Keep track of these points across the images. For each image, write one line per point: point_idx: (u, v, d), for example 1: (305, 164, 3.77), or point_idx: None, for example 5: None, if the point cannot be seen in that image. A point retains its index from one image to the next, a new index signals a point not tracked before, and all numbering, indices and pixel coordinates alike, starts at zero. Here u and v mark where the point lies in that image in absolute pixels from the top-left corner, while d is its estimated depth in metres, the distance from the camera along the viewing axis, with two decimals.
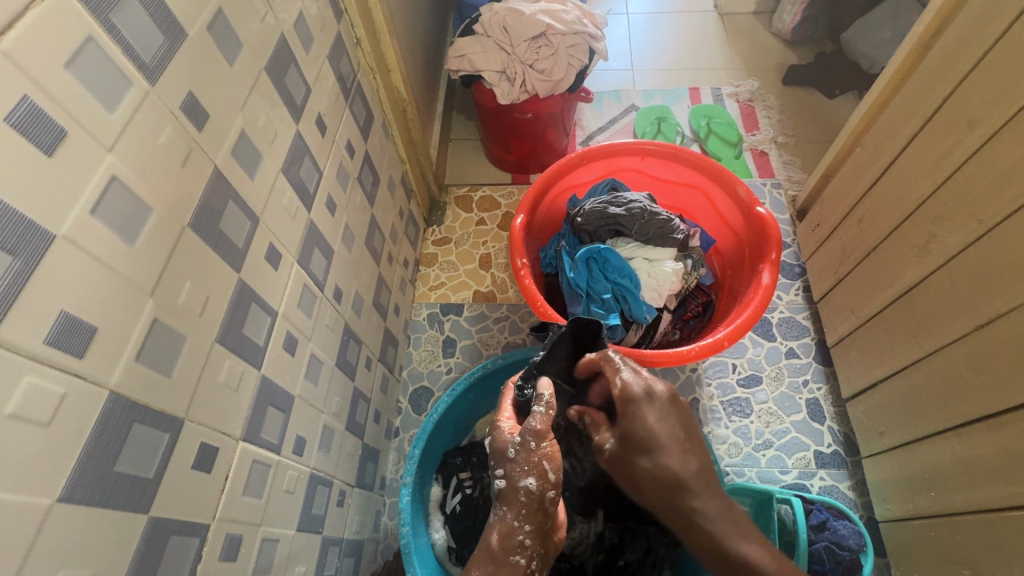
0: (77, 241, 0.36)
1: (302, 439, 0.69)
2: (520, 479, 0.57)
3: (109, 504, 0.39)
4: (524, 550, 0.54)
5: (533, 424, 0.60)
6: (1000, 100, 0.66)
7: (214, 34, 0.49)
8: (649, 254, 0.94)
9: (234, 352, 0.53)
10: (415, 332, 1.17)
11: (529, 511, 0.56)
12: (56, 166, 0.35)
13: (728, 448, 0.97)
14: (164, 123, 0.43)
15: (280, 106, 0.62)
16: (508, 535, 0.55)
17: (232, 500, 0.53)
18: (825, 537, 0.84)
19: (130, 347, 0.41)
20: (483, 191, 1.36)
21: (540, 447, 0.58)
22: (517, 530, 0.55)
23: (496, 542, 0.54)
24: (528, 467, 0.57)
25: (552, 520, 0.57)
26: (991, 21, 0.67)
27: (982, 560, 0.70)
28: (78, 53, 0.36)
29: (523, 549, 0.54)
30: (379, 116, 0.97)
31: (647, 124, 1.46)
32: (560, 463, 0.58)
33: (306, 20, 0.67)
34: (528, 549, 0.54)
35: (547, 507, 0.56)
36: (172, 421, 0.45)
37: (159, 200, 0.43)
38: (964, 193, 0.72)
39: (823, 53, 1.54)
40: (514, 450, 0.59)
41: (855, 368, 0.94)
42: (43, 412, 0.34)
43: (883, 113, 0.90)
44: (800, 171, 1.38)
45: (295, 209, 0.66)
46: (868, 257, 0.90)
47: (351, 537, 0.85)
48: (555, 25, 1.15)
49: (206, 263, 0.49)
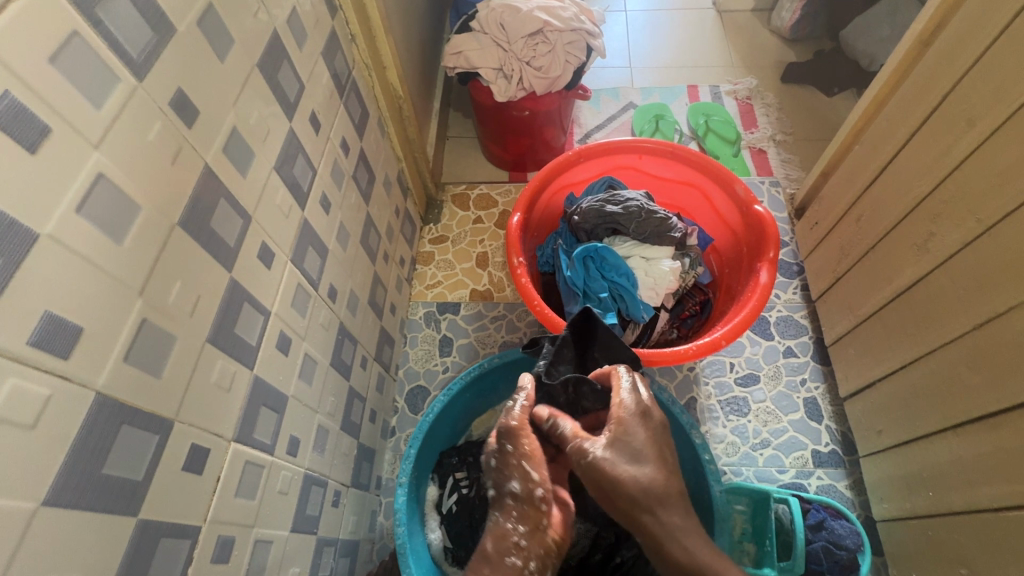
0: (62, 239, 0.36)
1: (296, 440, 0.68)
2: (507, 482, 0.58)
3: (97, 507, 0.38)
4: (522, 551, 0.53)
5: (507, 423, 0.62)
6: (999, 97, 0.66)
7: (204, 29, 0.48)
8: (646, 253, 0.93)
9: (226, 351, 0.53)
10: (412, 330, 1.17)
11: (520, 511, 0.56)
12: (40, 163, 0.34)
13: (726, 447, 0.97)
14: (152, 119, 0.43)
15: (272, 103, 0.61)
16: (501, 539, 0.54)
17: (224, 501, 0.52)
18: (822, 536, 0.84)
19: (118, 348, 0.40)
20: (480, 189, 1.36)
21: (517, 448, 0.59)
22: (511, 532, 0.54)
23: (490, 548, 0.54)
24: (510, 470, 0.58)
25: (550, 520, 0.56)
26: (991, 18, 0.67)
27: (980, 560, 0.69)
28: (63, 47, 0.35)
29: (519, 551, 0.53)
30: (374, 113, 0.96)
31: (645, 122, 1.45)
32: (541, 461, 0.59)
33: (299, 16, 0.66)
34: (527, 552, 0.53)
35: (539, 505, 0.56)
36: (162, 423, 0.44)
37: (148, 198, 0.43)
38: (963, 191, 0.71)
39: (822, 50, 1.54)
40: (495, 458, 0.61)
41: (853, 367, 0.94)
42: (28, 414, 0.34)
43: (881, 110, 0.90)
44: (799, 169, 1.38)
45: (289, 207, 0.66)
46: (867, 256, 0.90)
47: (347, 537, 0.84)
48: (552, 22, 1.14)
49: (197, 262, 0.48)
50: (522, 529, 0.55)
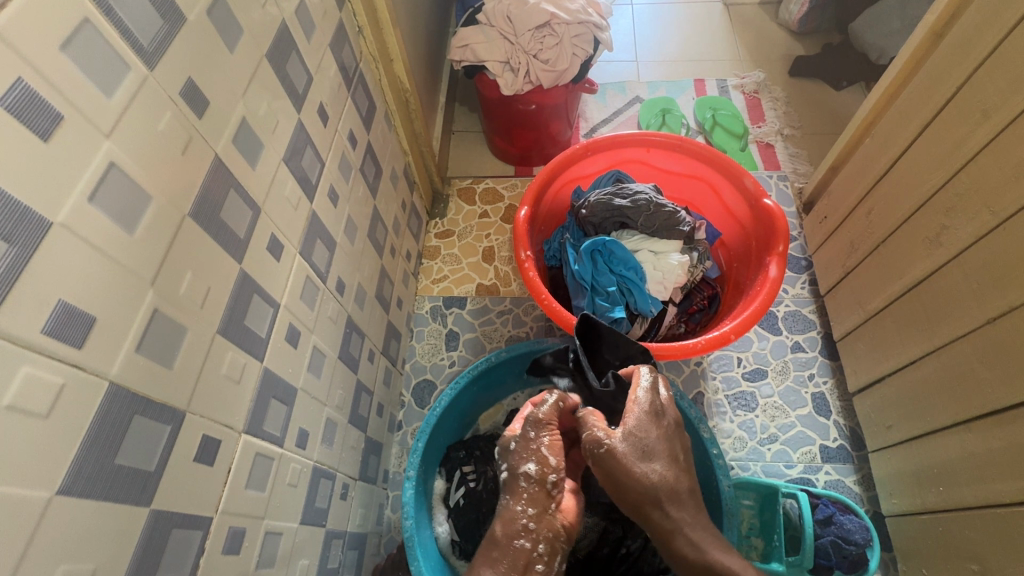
0: (74, 227, 0.35)
1: (305, 432, 0.68)
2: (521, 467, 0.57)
3: (110, 497, 0.38)
4: (532, 535, 0.53)
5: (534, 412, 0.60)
6: (1016, 88, 0.65)
7: (214, 20, 0.48)
8: (654, 247, 0.93)
9: (236, 343, 0.53)
10: (418, 324, 1.17)
11: (531, 496, 0.55)
12: (53, 151, 0.34)
13: (733, 442, 0.97)
14: (163, 109, 0.42)
15: (281, 94, 0.61)
16: (510, 522, 0.54)
17: (235, 493, 0.52)
18: (831, 531, 0.83)
19: (130, 338, 0.40)
20: (486, 183, 1.35)
21: (538, 437, 0.58)
22: (519, 516, 0.54)
23: (500, 531, 0.54)
24: (527, 453, 0.57)
25: (558, 506, 0.56)
26: (1007, 7, 0.66)
27: (991, 556, 0.69)
28: (75, 35, 0.35)
29: (529, 534, 0.53)
30: (381, 107, 0.96)
31: (651, 116, 1.44)
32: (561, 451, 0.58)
33: (307, 7, 0.65)
34: (536, 536, 0.53)
35: (550, 491, 0.56)
36: (174, 414, 0.44)
37: (159, 188, 0.42)
38: (977, 184, 0.70)
39: (830, 44, 1.52)
40: (515, 443, 0.59)
41: (862, 362, 0.93)
42: (42, 403, 0.33)
43: (893, 103, 0.89)
44: (807, 164, 1.37)
45: (297, 199, 0.66)
46: (878, 250, 0.89)
47: (355, 530, 0.85)
48: (559, 14, 1.13)
49: (207, 253, 0.48)
50: (532, 515, 0.54)
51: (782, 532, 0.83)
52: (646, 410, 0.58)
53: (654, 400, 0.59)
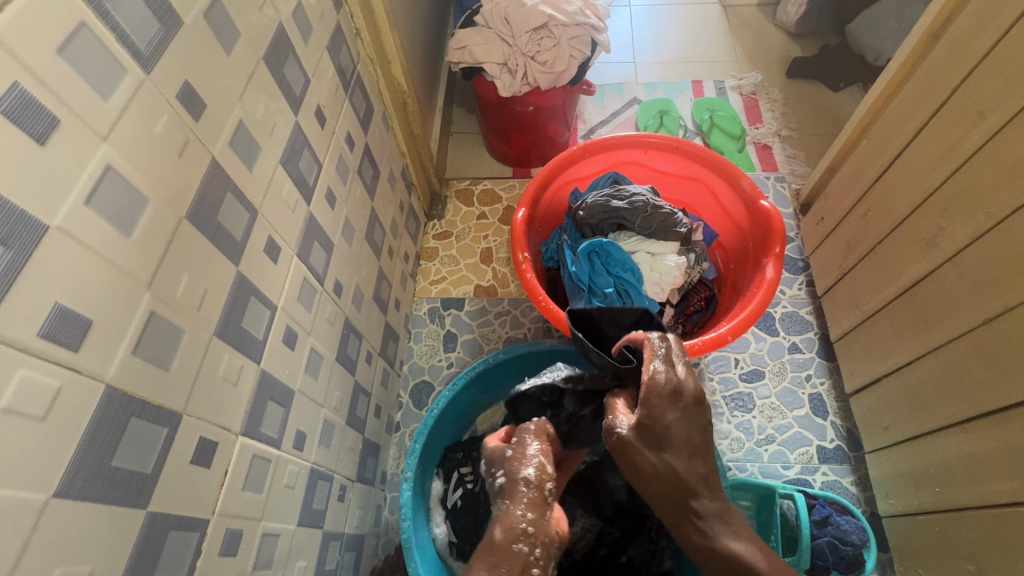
0: (71, 230, 0.36)
1: (303, 434, 0.68)
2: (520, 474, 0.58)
3: (107, 499, 0.38)
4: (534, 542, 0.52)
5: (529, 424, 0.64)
6: (1011, 90, 0.65)
7: (211, 23, 0.48)
8: (651, 248, 0.93)
9: (233, 345, 0.53)
10: (416, 326, 1.17)
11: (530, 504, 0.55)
12: (51, 155, 0.34)
13: (731, 443, 0.97)
14: (160, 112, 0.43)
15: (278, 97, 0.61)
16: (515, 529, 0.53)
17: (232, 495, 0.53)
18: (827, 532, 0.83)
19: (127, 340, 0.40)
20: (484, 184, 1.35)
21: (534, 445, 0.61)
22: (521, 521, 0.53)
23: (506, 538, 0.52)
24: (526, 459, 0.59)
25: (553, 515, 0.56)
26: (1001, 10, 0.66)
27: (987, 556, 0.69)
28: (71, 39, 0.35)
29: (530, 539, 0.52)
30: (379, 108, 0.96)
31: (649, 118, 1.45)
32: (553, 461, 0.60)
33: (304, 10, 0.66)
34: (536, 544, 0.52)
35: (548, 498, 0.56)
36: (170, 416, 0.44)
37: (156, 190, 0.43)
38: (972, 186, 0.71)
39: (827, 45, 1.53)
40: (511, 451, 0.61)
41: (859, 363, 0.94)
42: (39, 405, 0.34)
43: (889, 104, 0.89)
44: (804, 165, 1.37)
45: (295, 201, 0.66)
46: (874, 251, 0.89)
47: (352, 531, 0.85)
48: (557, 16, 1.13)
49: (204, 255, 0.48)
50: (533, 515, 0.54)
51: (779, 533, 0.82)
52: (665, 390, 0.53)
53: (672, 376, 0.54)
